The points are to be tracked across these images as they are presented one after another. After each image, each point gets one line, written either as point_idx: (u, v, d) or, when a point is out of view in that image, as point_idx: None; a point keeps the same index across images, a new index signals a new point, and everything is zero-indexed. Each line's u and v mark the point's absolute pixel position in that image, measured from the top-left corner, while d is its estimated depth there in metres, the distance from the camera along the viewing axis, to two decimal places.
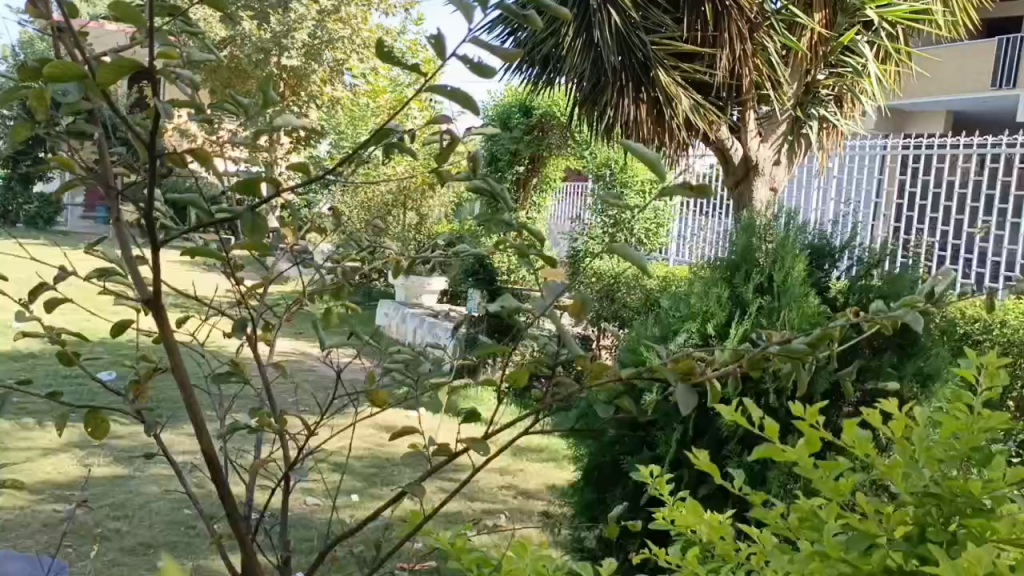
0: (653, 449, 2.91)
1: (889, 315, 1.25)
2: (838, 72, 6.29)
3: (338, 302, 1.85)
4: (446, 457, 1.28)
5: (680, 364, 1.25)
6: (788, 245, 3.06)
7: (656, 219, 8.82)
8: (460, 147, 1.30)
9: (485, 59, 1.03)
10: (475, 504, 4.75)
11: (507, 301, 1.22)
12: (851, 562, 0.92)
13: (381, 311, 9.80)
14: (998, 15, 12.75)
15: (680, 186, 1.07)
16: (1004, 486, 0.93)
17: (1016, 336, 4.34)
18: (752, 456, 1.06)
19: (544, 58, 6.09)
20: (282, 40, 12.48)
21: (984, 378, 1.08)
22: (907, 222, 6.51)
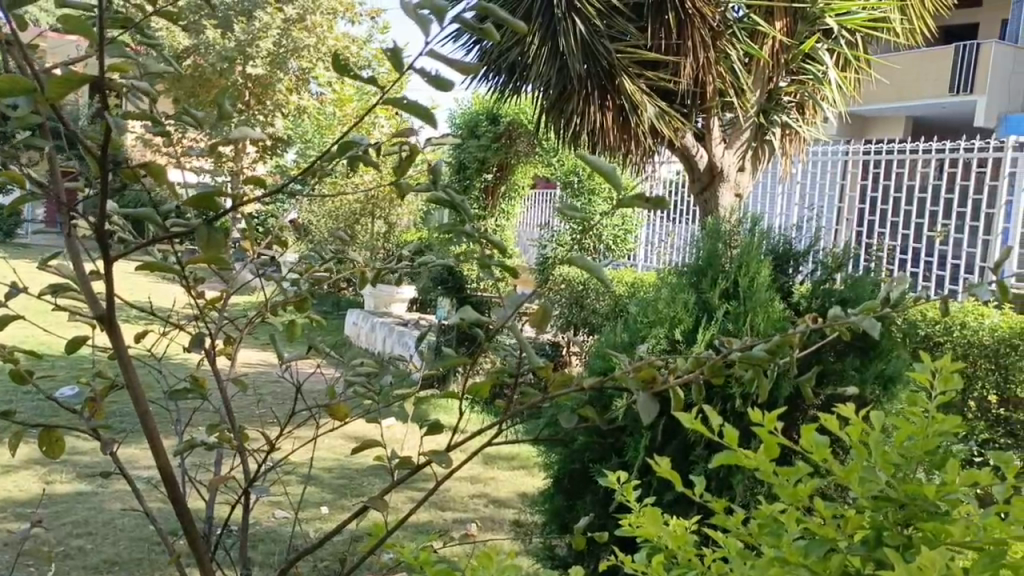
0: (622, 456, 2.93)
1: (846, 320, 1.27)
2: (799, 80, 6.39)
3: (302, 314, 1.82)
4: (410, 470, 1.26)
5: (642, 372, 1.26)
6: (752, 250, 3.10)
7: (622, 227, 9.04)
8: (419, 158, 1.31)
9: (441, 72, 1.05)
10: (446, 513, 4.74)
11: (467, 313, 1.23)
12: (810, 566, 0.93)
13: (350, 320, 9.73)
14: (955, 21, 13.04)
15: (634, 196, 1.09)
16: (958, 487, 0.95)
17: (974, 339, 4.42)
18: (713, 464, 1.06)
19: (510, 66, 6.13)
20: (247, 48, 12.41)
21: (938, 381, 1.09)
22: (869, 226, 6.63)
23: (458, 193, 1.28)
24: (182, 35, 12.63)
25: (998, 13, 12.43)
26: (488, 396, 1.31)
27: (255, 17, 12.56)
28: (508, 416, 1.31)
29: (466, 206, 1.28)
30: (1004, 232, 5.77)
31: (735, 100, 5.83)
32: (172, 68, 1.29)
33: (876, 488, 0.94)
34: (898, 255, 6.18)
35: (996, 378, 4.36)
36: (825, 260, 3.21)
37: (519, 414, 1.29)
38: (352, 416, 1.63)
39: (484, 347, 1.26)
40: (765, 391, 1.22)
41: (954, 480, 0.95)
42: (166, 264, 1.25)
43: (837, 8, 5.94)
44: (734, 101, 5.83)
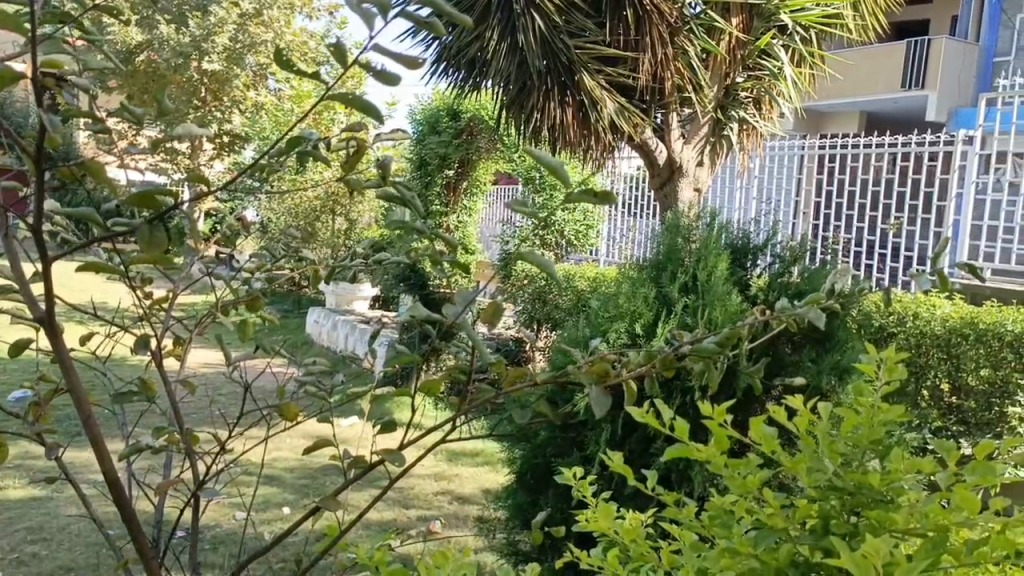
0: (584, 450, 2.94)
1: (795, 312, 1.29)
2: (755, 75, 6.44)
3: (254, 313, 1.79)
4: (363, 470, 1.24)
5: (595, 367, 1.27)
6: (710, 244, 3.13)
7: (584, 223, 9.09)
8: (368, 155, 1.32)
9: (387, 70, 1.05)
10: (411, 511, 4.73)
11: (419, 312, 1.23)
12: (759, 556, 0.94)
13: (312, 319, 9.64)
14: (907, 18, 13.29)
15: (580, 192, 1.10)
16: (902, 475, 0.97)
17: (927, 328, 4.52)
18: (664, 457, 1.07)
19: (469, 62, 6.13)
20: (202, 44, 12.20)
21: (883, 371, 1.10)
22: (825, 219, 6.74)
23: (410, 191, 1.28)
24: (135, 31, 12.37)
25: (948, 10, 12.70)
26: (442, 394, 1.30)
27: (211, 12, 12.35)
28: (461, 415, 1.30)
29: (416, 203, 1.28)
30: (955, 224, 5.91)
31: (693, 96, 5.87)
32: (115, 65, 1.27)
33: (823, 479, 0.96)
34: (854, 248, 6.29)
35: (949, 367, 4.46)
36: (782, 254, 3.26)
37: (471, 412, 1.29)
38: (307, 416, 1.60)
39: (435, 344, 1.26)
40: (716, 385, 1.23)
41: (898, 468, 0.96)
42: (109, 264, 1.24)
43: (792, 5, 6.00)
44: (693, 97, 5.87)
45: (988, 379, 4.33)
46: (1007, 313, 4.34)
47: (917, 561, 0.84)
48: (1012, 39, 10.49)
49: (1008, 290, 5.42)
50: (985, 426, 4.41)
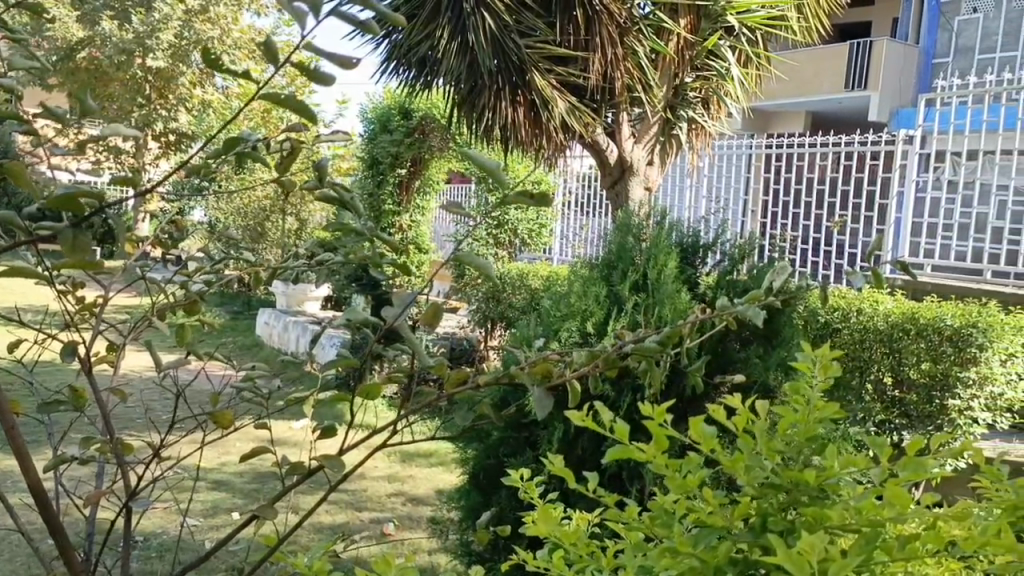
0: (536, 450, 2.94)
1: (734, 309, 1.31)
2: (704, 76, 6.51)
3: (192, 316, 1.75)
4: (300, 478, 1.22)
5: (537, 368, 1.27)
6: (660, 243, 3.15)
7: (537, 221, 9.10)
8: (302, 156, 1.30)
9: (322, 69, 1.05)
10: (364, 513, 4.68)
11: (356, 314, 1.21)
12: (699, 555, 0.94)
13: (262, 320, 9.50)
14: (849, 20, 13.59)
15: (518, 195, 1.09)
16: (836, 471, 0.98)
17: (870, 323, 4.64)
18: (606, 458, 1.07)
19: (420, 61, 6.11)
20: (146, 40, 11.65)
21: (819, 370, 1.12)
22: (773, 217, 6.86)
23: (349, 191, 1.26)
24: (75, 25, 12.02)
25: (889, 11, 13.01)
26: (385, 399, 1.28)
27: (155, 8, 12.05)
28: (402, 420, 1.28)
29: (356, 204, 1.27)
30: (897, 222, 6.05)
31: (643, 95, 5.90)
32: (40, 65, 1.24)
33: (763, 477, 0.97)
34: (801, 245, 6.42)
35: (891, 361, 4.58)
36: (730, 252, 3.29)
37: (411, 416, 1.27)
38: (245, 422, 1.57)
39: (372, 346, 1.25)
40: (658, 383, 1.24)
41: (833, 465, 0.98)
42: (32, 268, 1.21)
43: (738, 7, 6.06)
44: (642, 97, 5.90)
45: (929, 372, 4.43)
46: (947, 309, 4.47)
47: (851, 558, 0.85)
48: (950, 41, 10.65)
49: (948, 286, 5.59)
50: (927, 418, 4.51)
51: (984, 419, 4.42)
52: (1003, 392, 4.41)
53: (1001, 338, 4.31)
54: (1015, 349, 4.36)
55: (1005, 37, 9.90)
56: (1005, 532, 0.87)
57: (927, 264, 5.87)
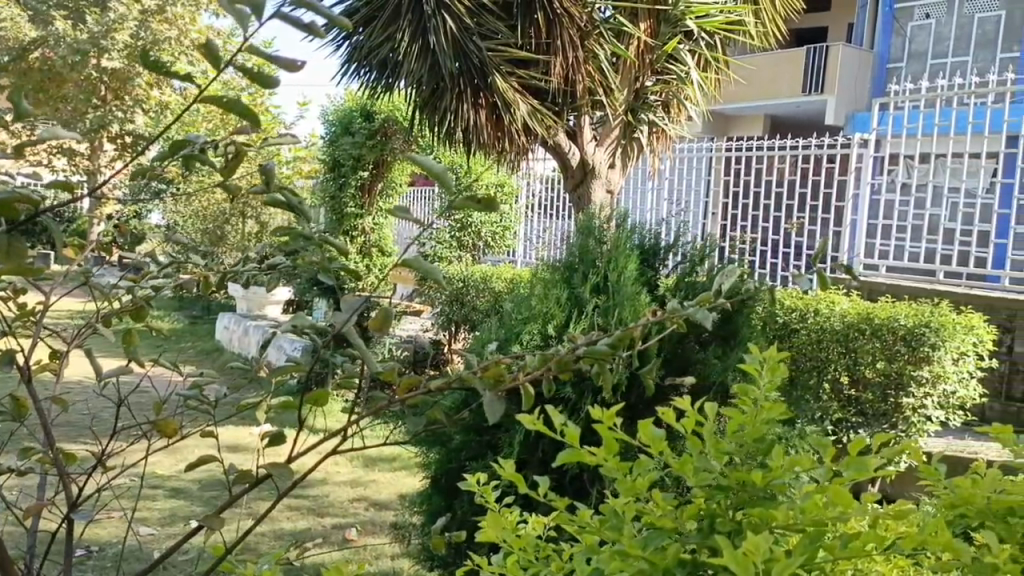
0: (497, 453, 2.94)
1: (684, 312, 1.32)
2: (664, 80, 6.54)
3: (138, 322, 1.72)
4: (246, 486, 1.20)
5: (489, 371, 1.27)
6: (620, 245, 3.17)
7: (500, 224, 9.18)
8: (247, 161, 1.29)
9: (268, 72, 1.06)
10: (325, 519, 4.64)
11: (301, 320, 1.19)
12: (647, 559, 0.94)
13: (222, 325, 9.37)
14: (804, 25, 13.86)
15: (467, 199, 1.09)
16: (782, 473, 0.99)
17: (827, 323, 4.72)
18: (556, 462, 1.07)
19: (381, 62, 6.08)
20: (101, 40, 11.54)
21: (767, 371, 1.13)
22: (733, 220, 6.95)
23: (297, 195, 1.25)
24: (28, 25, 11.78)
25: (844, 17, 13.28)
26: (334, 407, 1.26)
27: (110, 9, 11.85)
28: (354, 425, 1.26)
29: (306, 209, 1.25)
30: (853, 224, 6.16)
31: (604, 99, 5.93)
32: None
33: (710, 479, 0.98)
34: (760, 247, 6.50)
35: (847, 361, 4.65)
36: (690, 254, 3.33)
37: (361, 422, 1.26)
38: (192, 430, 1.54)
39: (320, 353, 1.23)
40: (609, 386, 1.25)
41: (780, 466, 0.99)
42: None
43: (697, 10, 6.11)
44: (603, 100, 5.92)
45: (883, 372, 4.51)
46: (900, 309, 4.56)
47: (795, 557, 0.86)
48: (904, 46, 10.88)
49: (902, 286, 5.70)
50: (882, 416, 4.56)
51: (937, 416, 4.51)
52: (955, 390, 4.52)
53: (953, 337, 4.43)
54: (966, 348, 4.47)
55: (957, 42, 10.24)
56: (942, 529, 0.90)
57: (882, 265, 5.98)
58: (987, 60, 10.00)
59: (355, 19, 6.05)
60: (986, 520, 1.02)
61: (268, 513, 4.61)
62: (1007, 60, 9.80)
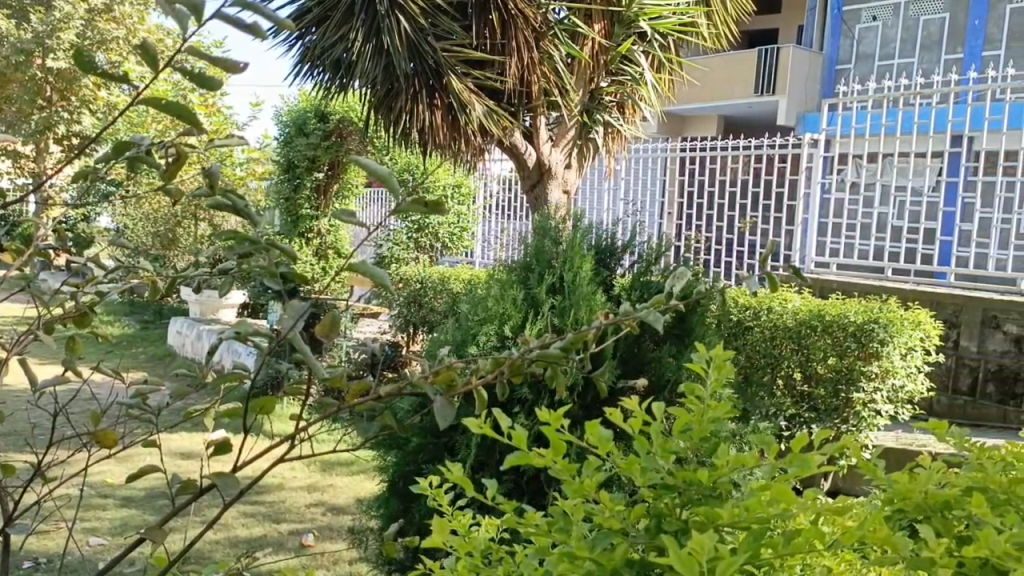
0: (454, 455, 2.93)
1: (634, 313, 1.33)
2: (618, 81, 6.52)
3: (79, 328, 1.66)
4: (190, 496, 1.17)
5: (440, 376, 1.25)
6: (575, 245, 3.18)
7: (458, 224, 9.21)
8: (188, 164, 1.24)
9: (208, 72, 1.03)
10: (282, 525, 4.58)
11: (244, 325, 1.14)
12: (596, 560, 0.94)
13: (173, 329, 9.20)
14: (755, 27, 14.08)
15: (412, 202, 1.07)
16: (729, 470, 1.01)
17: (779, 320, 4.80)
18: (505, 466, 1.07)
19: (335, 62, 6.02)
20: (46, 40, 11.19)
21: (713, 370, 1.15)
22: (688, 219, 7.05)
23: (242, 198, 1.20)
24: None
25: (794, 19, 13.52)
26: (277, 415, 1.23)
27: (55, 8, 11.53)
28: (303, 430, 1.24)
29: (252, 213, 1.20)
30: (805, 222, 6.28)
31: (559, 99, 5.94)
32: None
33: (656, 478, 0.99)
34: (714, 246, 6.60)
35: (799, 358, 4.73)
36: (644, 253, 3.35)
37: (310, 428, 1.24)
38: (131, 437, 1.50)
39: (267, 359, 1.21)
40: (560, 387, 1.26)
41: (724, 464, 1.00)
42: None
43: (650, 12, 6.14)
44: (559, 100, 5.94)
45: (835, 367, 4.60)
46: (851, 306, 4.65)
47: (739, 555, 0.87)
48: (851, 48, 11.11)
49: (851, 283, 5.82)
50: (833, 411, 4.65)
51: (886, 411, 4.60)
52: (904, 384, 4.61)
53: (901, 333, 4.51)
54: (914, 343, 4.56)
55: (903, 44, 10.49)
56: (880, 524, 0.92)
57: (832, 263, 6.10)
58: (932, 61, 10.27)
59: (308, 20, 6.00)
60: (924, 512, 1.05)
61: (223, 521, 4.54)
62: (951, 62, 10.08)
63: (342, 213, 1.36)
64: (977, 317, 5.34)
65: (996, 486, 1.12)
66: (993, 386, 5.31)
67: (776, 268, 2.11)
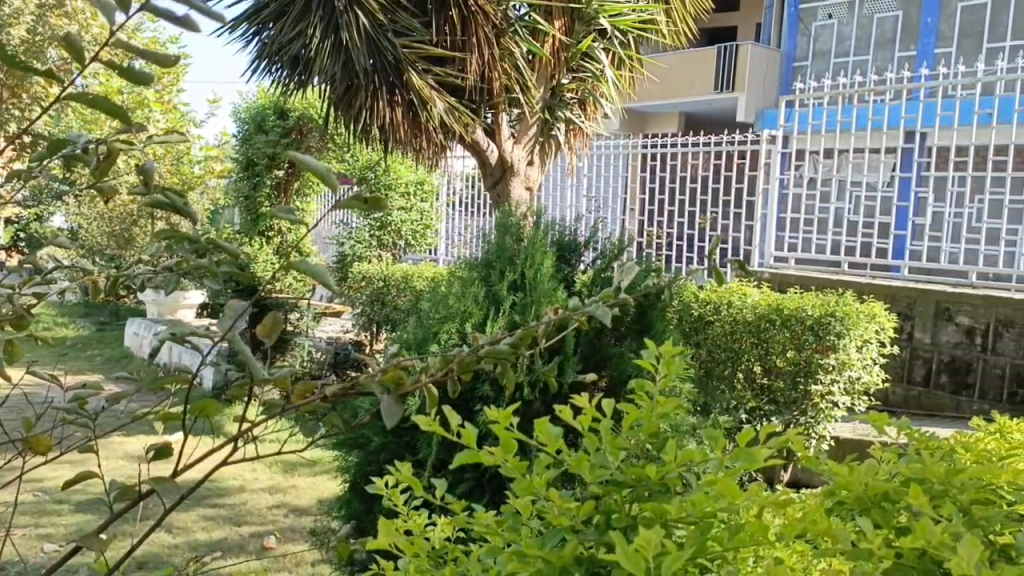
0: (416, 454, 2.91)
1: (585, 309, 1.33)
2: (579, 77, 6.52)
3: (15, 333, 1.59)
4: (130, 503, 1.13)
5: (389, 375, 1.23)
6: (537, 242, 3.18)
7: (420, 222, 9.15)
8: (120, 160, 1.20)
9: (139, 68, 1.02)
10: (244, 527, 4.52)
11: (180, 326, 1.11)
12: (546, 558, 0.93)
13: (131, 331, 9.06)
14: (713, 24, 14.23)
15: (351, 200, 1.04)
16: (677, 466, 1.01)
17: (739, 314, 4.85)
18: (454, 464, 1.06)
19: (292, 59, 5.95)
20: None
21: (662, 366, 1.15)
22: (649, 215, 7.09)
23: (181, 195, 1.16)
24: None
25: (752, 17, 13.69)
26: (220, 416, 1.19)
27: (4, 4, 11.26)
28: (248, 430, 1.21)
29: (193, 213, 1.16)
30: (764, 218, 6.36)
31: (520, 95, 5.92)
32: None
33: (606, 475, 0.99)
34: (675, 242, 6.65)
35: (759, 351, 4.78)
36: (604, 249, 3.36)
37: (255, 428, 1.21)
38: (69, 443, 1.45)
39: (208, 362, 1.17)
40: (511, 384, 1.25)
41: (672, 460, 1.00)
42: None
43: (610, 9, 6.11)
44: (519, 96, 5.92)
45: (793, 360, 4.66)
46: (809, 300, 4.72)
47: (686, 550, 0.87)
48: (808, 46, 11.30)
49: (809, 277, 5.89)
50: (792, 404, 4.71)
51: (844, 402, 4.67)
52: (860, 376, 4.70)
53: (857, 326, 4.58)
54: (869, 335, 4.64)
55: (858, 41, 10.64)
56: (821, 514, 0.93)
57: (791, 257, 6.18)
58: (885, 59, 10.45)
59: (265, 14, 5.95)
60: (864, 505, 1.06)
61: (182, 524, 4.47)
62: (904, 59, 10.25)
63: (287, 213, 1.34)
64: (930, 309, 5.43)
65: (934, 477, 1.14)
66: (945, 377, 5.40)
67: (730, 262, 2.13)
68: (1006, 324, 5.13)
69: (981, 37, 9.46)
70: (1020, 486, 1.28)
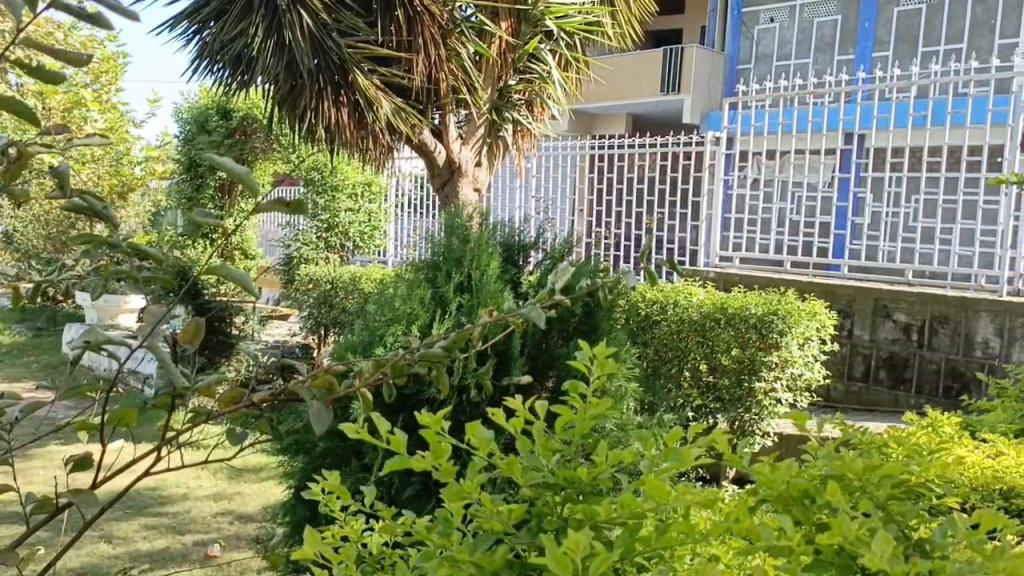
0: (361, 459, 2.88)
1: (521, 312, 1.32)
2: (526, 79, 6.44)
3: None
4: (47, 516, 1.09)
5: (321, 380, 1.21)
6: (483, 243, 3.17)
7: (368, 223, 9.06)
8: (32, 163, 1.16)
9: (49, 66, 0.99)
10: (187, 537, 4.42)
11: (96, 334, 1.08)
12: (476, 563, 0.93)
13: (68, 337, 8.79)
14: (659, 27, 14.42)
15: (272, 204, 1.02)
16: (608, 467, 1.01)
17: (685, 314, 4.93)
18: (384, 470, 1.05)
19: (234, 58, 5.84)
20: None
21: (594, 367, 1.15)
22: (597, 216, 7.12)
23: (102, 200, 1.13)
24: None
25: (697, 20, 13.91)
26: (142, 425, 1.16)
27: None
28: (173, 439, 1.18)
29: (113, 216, 1.13)
30: (710, 218, 6.44)
31: (467, 96, 5.90)
32: None
33: (539, 477, 0.99)
34: (622, 243, 6.70)
35: (705, 349, 4.85)
36: (550, 250, 3.37)
37: (180, 437, 1.18)
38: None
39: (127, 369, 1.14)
40: (445, 388, 1.24)
41: (603, 461, 1.01)
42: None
43: (555, 11, 6.06)
44: (467, 97, 5.89)
45: (738, 358, 4.72)
46: (752, 299, 4.79)
47: (616, 551, 0.87)
48: (751, 49, 11.44)
49: (753, 276, 5.99)
50: (737, 401, 4.77)
51: (787, 399, 4.74)
52: (802, 373, 4.79)
53: (798, 324, 4.67)
54: (810, 333, 4.73)
55: (799, 45, 10.87)
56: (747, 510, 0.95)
57: (735, 257, 6.27)
58: (825, 63, 10.69)
59: (206, 13, 5.84)
60: (786, 503, 1.08)
61: (122, 534, 4.35)
62: (843, 62, 10.49)
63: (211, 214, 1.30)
64: (869, 306, 5.56)
65: (853, 473, 1.16)
66: (884, 372, 5.54)
67: (670, 260, 2.14)
68: (941, 321, 5.26)
69: (916, 42, 9.75)
70: (944, 478, 1.31)
